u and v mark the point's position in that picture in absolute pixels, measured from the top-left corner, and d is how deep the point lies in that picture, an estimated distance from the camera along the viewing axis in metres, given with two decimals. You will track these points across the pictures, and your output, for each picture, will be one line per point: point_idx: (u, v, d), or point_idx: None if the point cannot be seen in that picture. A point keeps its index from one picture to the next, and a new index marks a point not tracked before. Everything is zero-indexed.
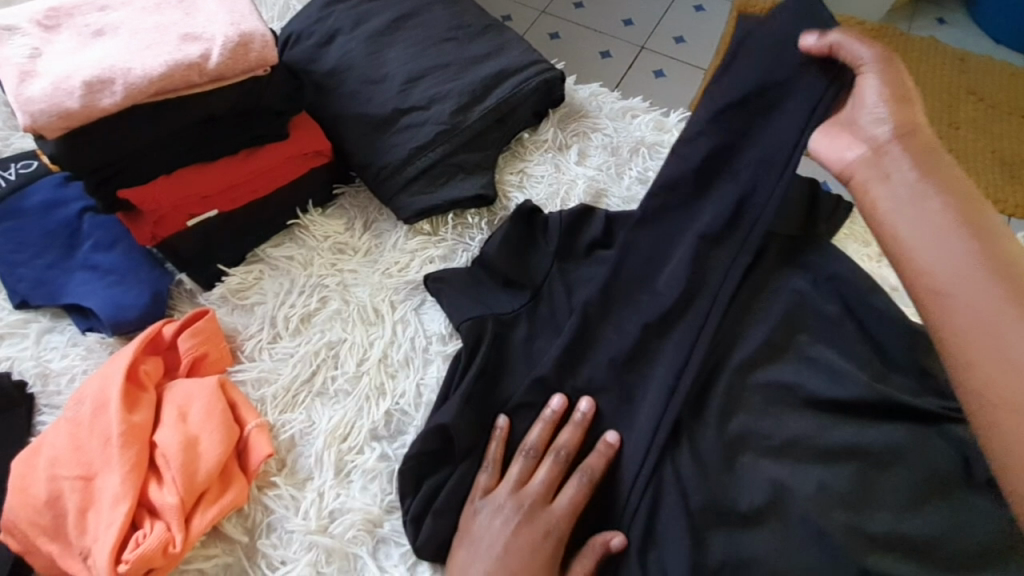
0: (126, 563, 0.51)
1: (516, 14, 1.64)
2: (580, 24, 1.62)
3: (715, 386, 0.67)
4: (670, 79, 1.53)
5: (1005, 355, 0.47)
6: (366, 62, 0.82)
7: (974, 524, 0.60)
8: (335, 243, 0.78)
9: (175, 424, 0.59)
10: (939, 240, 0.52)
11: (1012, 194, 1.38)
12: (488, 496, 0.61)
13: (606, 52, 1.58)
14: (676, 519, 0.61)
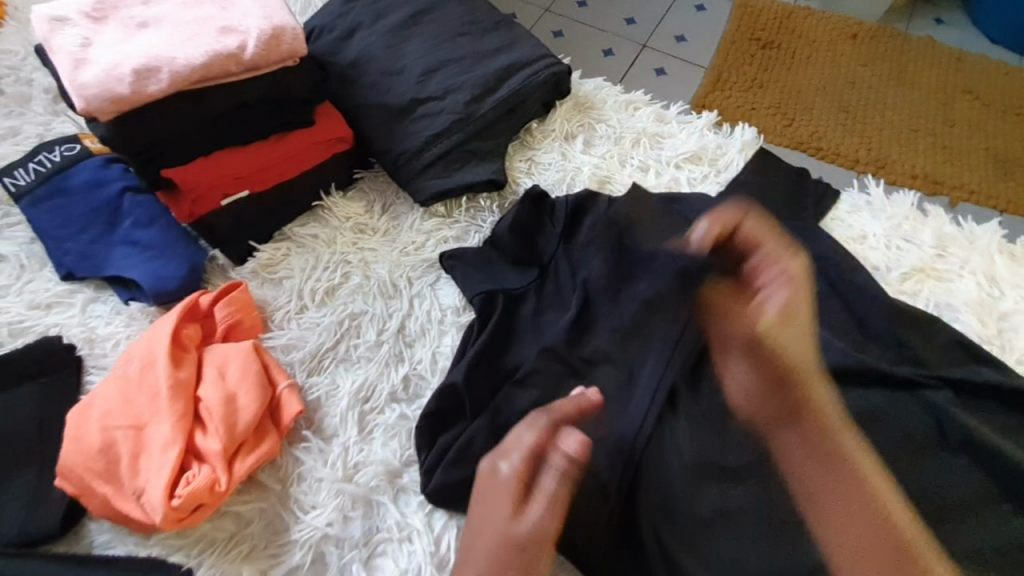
0: (178, 498, 0.58)
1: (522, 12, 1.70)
2: (584, 22, 1.68)
3: (709, 356, 0.73)
4: (672, 76, 1.59)
5: (834, 516, 0.59)
6: (385, 55, 0.88)
7: (941, 480, 0.66)
8: (356, 223, 0.83)
9: (214, 383, 0.65)
10: (828, 470, 0.60)
11: (1003, 190, 1.43)
12: (487, 479, 0.59)
13: (610, 49, 1.63)
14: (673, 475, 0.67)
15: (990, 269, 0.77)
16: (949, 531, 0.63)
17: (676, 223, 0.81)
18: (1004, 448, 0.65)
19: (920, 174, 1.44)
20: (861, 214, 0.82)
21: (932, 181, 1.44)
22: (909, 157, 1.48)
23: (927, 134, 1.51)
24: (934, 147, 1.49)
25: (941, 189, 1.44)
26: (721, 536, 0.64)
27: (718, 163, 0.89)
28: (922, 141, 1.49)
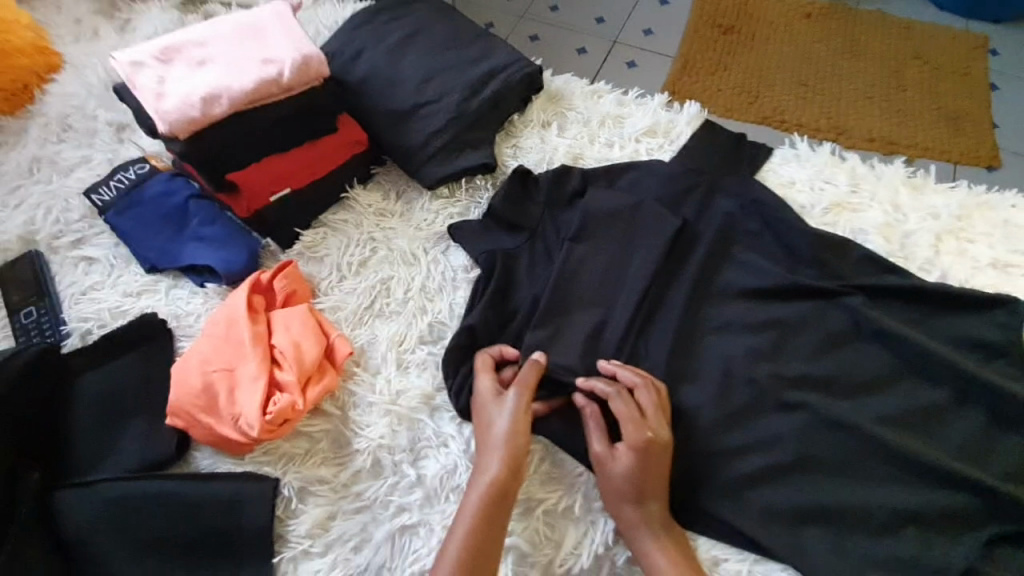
0: (269, 414, 0.76)
1: (499, 21, 1.89)
2: (556, 26, 1.87)
3: (673, 287, 0.90)
4: (639, 67, 1.78)
5: (659, 544, 0.73)
6: (388, 70, 1.06)
7: (859, 363, 0.84)
8: (378, 208, 1.02)
9: (283, 334, 0.83)
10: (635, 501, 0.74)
11: (954, 144, 1.59)
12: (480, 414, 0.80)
13: (583, 49, 1.82)
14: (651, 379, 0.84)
15: (895, 199, 0.95)
16: (865, 401, 0.82)
17: (637, 184, 0.99)
18: (906, 333, 0.83)
19: (877, 137, 1.61)
20: (790, 164, 1.00)
21: (890, 141, 1.60)
22: (868, 121, 1.63)
23: (881, 100, 1.67)
24: (890, 111, 1.65)
25: (898, 147, 1.60)
26: (690, 421, 0.81)
27: (671, 134, 1.07)
28: (877, 107, 1.66)
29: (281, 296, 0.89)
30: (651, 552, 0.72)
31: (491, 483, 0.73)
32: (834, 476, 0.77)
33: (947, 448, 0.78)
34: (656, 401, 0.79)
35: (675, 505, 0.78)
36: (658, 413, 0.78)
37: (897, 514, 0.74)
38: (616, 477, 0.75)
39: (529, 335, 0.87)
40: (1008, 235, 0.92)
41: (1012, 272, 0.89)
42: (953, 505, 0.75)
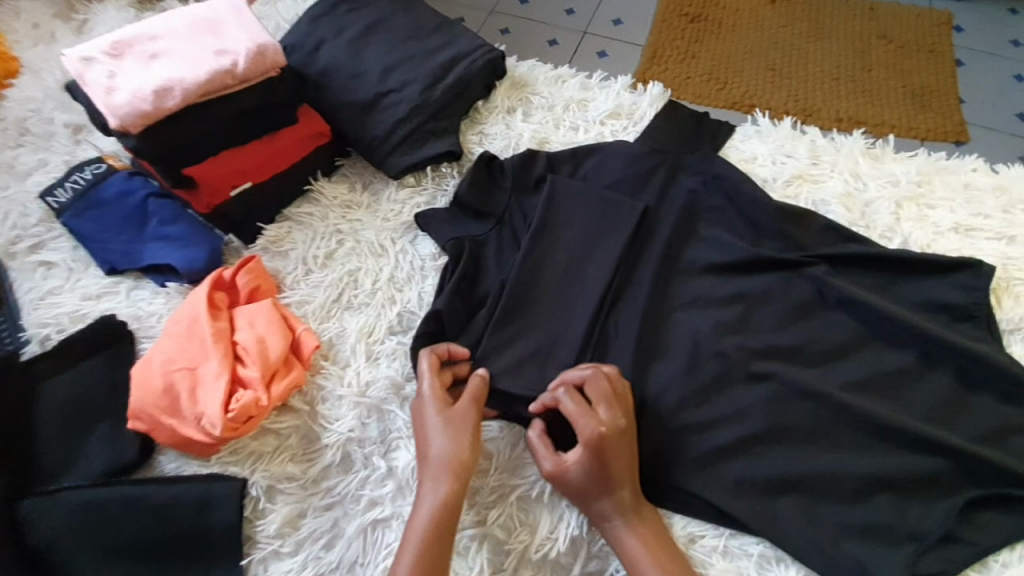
0: (232, 411, 0.74)
1: (468, 15, 1.89)
2: (525, 18, 1.87)
3: (642, 267, 0.90)
4: (609, 56, 1.78)
5: (637, 540, 0.70)
6: (349, 61, 1.05)
7: (827, 333, 0.84)
8: (344, 200, 1.00)
9: (246, 330, 0.82)
10: (602, 498, 0.72)
11: (918, 120, 1.61)
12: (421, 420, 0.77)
13: (552, 40, 1.82)
14: (623, 359, 0.84)
15: (855, 168, 0.96)
16: (833, 369, 0.82)
17: (603, 165, 0.99)
18: (871, 300, 0.83)
19: (844, 116, 1.63)
20: (752, 140, 1.01)
21: (857, 120, 1.62)
22: (834, 102, 1.66)
23: (846, 80, 1.69)
24: (855, 91, 1.67)
25: (865, 126, 1.61)
26: (662, 398, 0.81)
27: (634, 117, 1.07)
28: (843, 87, 1.68)
29: (244, 292, 0.87)
30: (631, 549, 0.70)
31: (439, 493, 0.70)
32: (806, 445, 0.78)
33: (915, 412, 0.79)
34: (607, 391, 0.75)
35: (650, 483, 0.77)
36: (609, 404, 0.74)
37: (869, 481, 0.75)
38: (576, 479, 0.72)
39: (497, 319, 0.86)
40: (967, 200, 0.93)
41: (973, 236, 0.90)
42: (924, 467, 0.75)
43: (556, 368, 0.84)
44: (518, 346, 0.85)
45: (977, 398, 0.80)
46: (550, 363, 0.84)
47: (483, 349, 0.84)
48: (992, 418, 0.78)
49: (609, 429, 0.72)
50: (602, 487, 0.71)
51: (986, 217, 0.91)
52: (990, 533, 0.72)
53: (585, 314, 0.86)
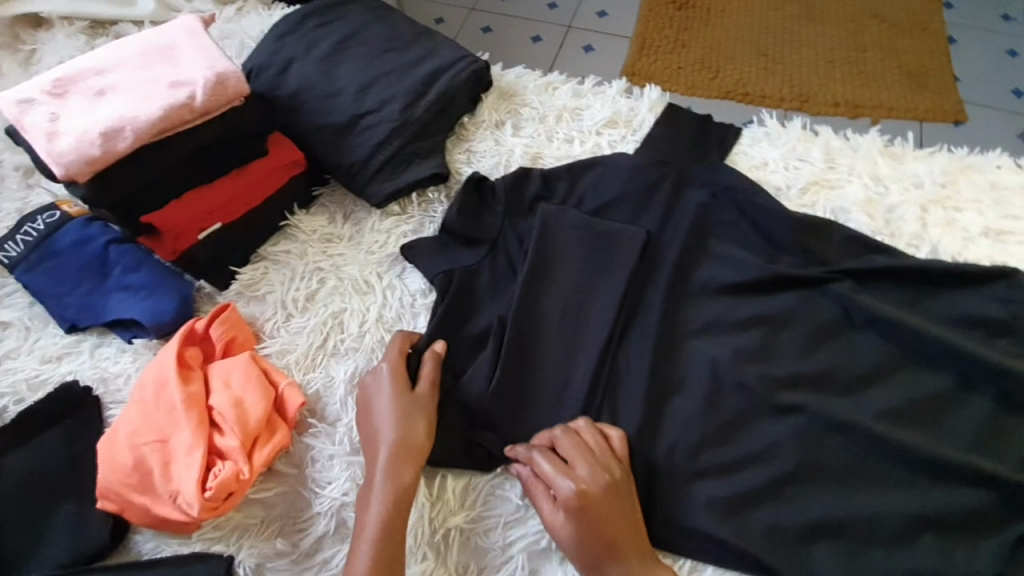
0: (209, 489, 0.67)
1: (448, 16, 1.81)
2: (508, 15, 1.78)
3: (652, 293, 0.83)
4: (598, 52, 1.70)
5: None
6: (321, 80, 0.96)
7: (856, 356, 0.77)
8: (323, 234, 0.93)
9: (222, 391, 0.74)
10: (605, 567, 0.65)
11: (919, 102, 1.54)
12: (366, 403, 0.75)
13: (538, 37, 1.74)
14: (637, 398, 0.77)
15: (874, 171, 0.89)
16: (864, 397, 0.75)
17: (602, 181, 0.91)
18: (902, 318, 0.77)
19: (841, 100, 1.55)
20: (760, 144, 0.94)
21: (855, 105, 1.55)
22: (831, 86, 1.58)
23: (842, 63, 1.62)
24: (851, 74, 1.60)
25: (864, 111, 1.54)
26: (683, 438, 0.74)
27: (633, 124, 0.99)
28: (839, 70, 1.61)
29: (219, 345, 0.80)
30: None
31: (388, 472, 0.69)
32: (840, 484, 0.71)
33: (955, 441, 0.72)
34: (584, 446, 0.71)
35: (676, 534, 0.70)
36: (585, 459, 0.69)
37: (912, 523, 0.68)
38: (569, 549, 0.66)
39: (498, 361, 0.79)
40: (995, 201, 0.85)
41: (1003, 240, 0.82)
42: (970, 504, 0.69)
43: (567, 412, 0.77)
44: (528, 392, 0.78)
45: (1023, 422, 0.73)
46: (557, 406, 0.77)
47: (489, 398, 0.77)
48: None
49: (586, 486, 0.67)
50: (599, 556, 0.65)
51: (1018, 218, 0.83)
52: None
53: (595, 351, 0.79)
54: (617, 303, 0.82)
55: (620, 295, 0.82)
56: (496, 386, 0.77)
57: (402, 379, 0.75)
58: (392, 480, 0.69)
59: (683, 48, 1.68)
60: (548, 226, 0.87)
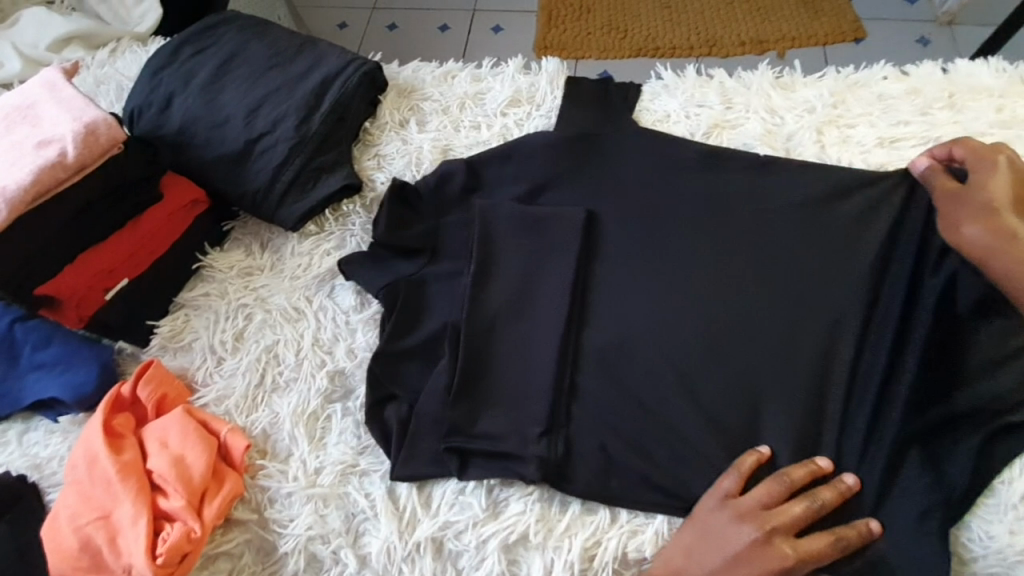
0: (160, 557, 0.66)
1: (351, 20, 1.77)
2: (411, 9, 1.75)
3: (584, 265, 0.84)
4: (506, 31, 1.68)
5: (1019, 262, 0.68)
6: (207, 110, 0.92)
7: (789, 284, 0.78)
8: (242, 268, 0.89)
9: (722, 564, 0.63)
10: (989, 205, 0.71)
11: (819, 27, 1.57)
12: (728, 505, 0.66)
13: (443, 25, 1.71)
14: (593, 373, 0.78)
15: (770, 104, 0.89)
16: (803, 325, 0.75)
17: (517, 165, 0.91)
18: (822, 240, 0.78)
19: (746, 39, 1.58)
20: (660, 97, 0.94)
21: (760, 41, 1.57)
22: (734, 26, 1.60)
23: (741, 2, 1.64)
24: (752, 11, 1.62)
25: (770, 45, 1.57)
26: (648, 399, 0.75)
27: (536, 100, 0.99)
28: (739, 10, 1.63)
29: (742, 481, 0.67)
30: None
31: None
32: (795, 415, 0.72)
33: (902, 350, 0.72)
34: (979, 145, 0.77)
35: (665, 493, 0.72)
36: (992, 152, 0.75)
37: (866, 437, 0.70)
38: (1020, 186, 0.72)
39: (461, 364, 0.79)
40: (885, 111, 0.86)
41: (898, 147, 0.83)
42: (918, 409, 0.70)
43: (537, 398, 0.77)
44: (487, 387, 0.79)
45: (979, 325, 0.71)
46: (527, 395, 0.77)
47: (452, 405, 0.77)
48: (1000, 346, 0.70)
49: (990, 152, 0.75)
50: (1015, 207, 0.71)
51: (907, 124, 0.84)
52: (1008, 461, 0.66)
53: (556, 333, 0.79)
54: (569, 280, 0.82)
55: (568, 273, 0.83)
56: (458, 393, 0.78)
57: (771, 523, 0.63)
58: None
59: (587, 13, 1.67)
60: (489, 220, 0.87)
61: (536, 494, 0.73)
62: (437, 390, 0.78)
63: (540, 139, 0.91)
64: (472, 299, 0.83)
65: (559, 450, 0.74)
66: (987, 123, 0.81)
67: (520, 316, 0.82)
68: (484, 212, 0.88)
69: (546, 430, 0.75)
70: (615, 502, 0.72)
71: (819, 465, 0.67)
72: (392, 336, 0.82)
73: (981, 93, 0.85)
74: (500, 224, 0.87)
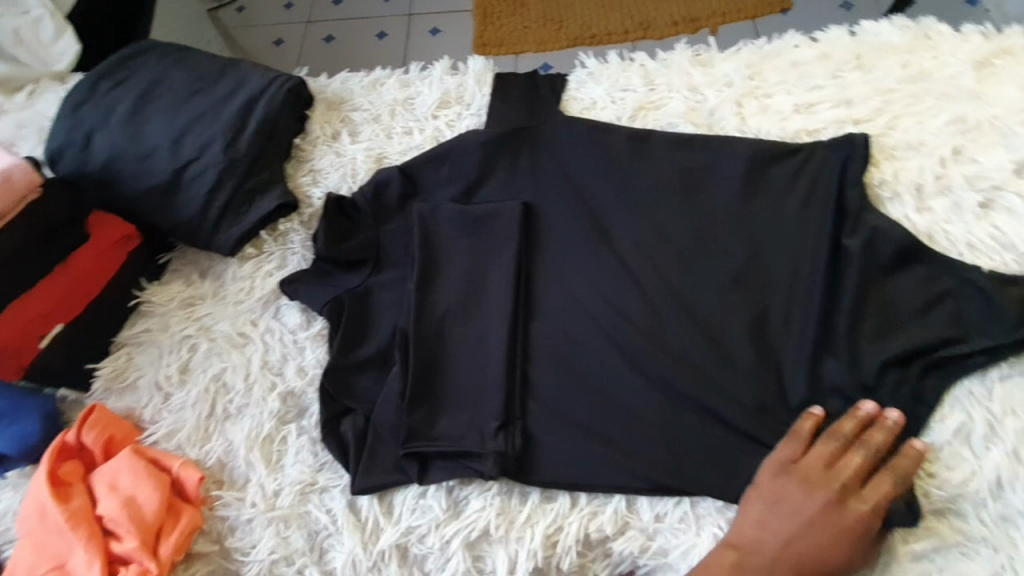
0: None
1: (287, 35, 1.74)
2: (347, 19, 1.74)
3: (526, 258, 0.85)
4: (446, 33, 1.67)
5: None
6: (129, 142, 0.89)
7: (723, 254, 0.80)
8: (184, 299, 0.88)
9: (798, 529, 0.64)
10: None
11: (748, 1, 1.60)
12: (791, 469, 0.67)
13: (382, 32, 1.70)
14: (546, 364, 0.79)
15: (691, 81, 0.91)
16: (736, 296, 0.78)
17: (452, 166, 0.91)
18: (749, 209, 0.81)
19: (678, 19, 1.60)
20: (586, 85, 0.95)
21: (691, 20, 1.59)
22: (667, 7, 1.62)
23: None
24: None
25: (701, 23, 1.59)
26: (598, 381, 0.77)
27: (465, 99, 0.98)
28: None
29: (803, 446, 0.69)
30: None
31: (808, 540, 0.64)
32: (737, 381, 0.74)
33: (834, 308, 0.75)
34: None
35: (627, 473, 0.72)
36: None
37: (807, 394, 0.72)
38: None
39: (411, 370, 0.79)
40: (799, 78, 0.88)
41: (815, 111, 0.85)
42: (857, 362, 0.72)
43: (489, 395, 0.77)
44: (442, 389, 0.79)
45: (897, 276, 0.75)
46: (478, 393, 0.78)
47: (407, 412, 0.77)
48: (920, 293, 0.73)
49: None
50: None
51: (821, 89, 0.86)
52: (937, 401, 0.69)
53: (502, 325, 0.80)
54: (512, 273, 0.83)
55: (507, 267, 0.84)
56: (413, 399, 0.78)
57: (838, 478, 0.66)
58: (814, 539, 0.63)
59: (524, 7, 1.67)
60: (427, 225, 0.88)
61: (495, 487, 0.73)
62: (389, 398, 0.78)
63: (472, 136, 0.90)
64: (416, 304, 0.83)
65: (516, 445, 0.74)
66: (895, 80, 0.84)
67: (463, 315, 0.83)
68: (423, 215, 0.88)
69: (503, 424, 0.75)
70: (579, 488, 0.73)
71: (866, 413, 0.69)
72: (340, 351, 0.81)
73: (888, 51, 0.87)
74: (438, 226, 0.88)
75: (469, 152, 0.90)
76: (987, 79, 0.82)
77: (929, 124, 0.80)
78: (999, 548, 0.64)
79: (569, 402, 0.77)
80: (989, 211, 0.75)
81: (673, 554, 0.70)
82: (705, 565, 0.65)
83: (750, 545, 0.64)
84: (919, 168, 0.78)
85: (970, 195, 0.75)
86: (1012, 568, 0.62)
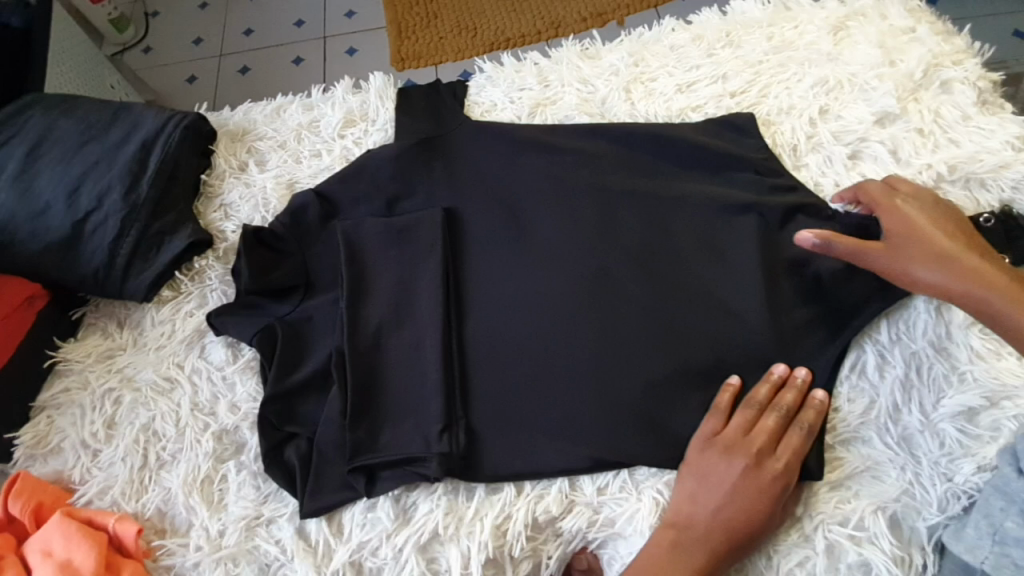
0: None
1: (199, 71, 1.69)
2: (260, 48, 1.70)
3: (450, 259, 0.86)
4: (362, 52, 1.65)
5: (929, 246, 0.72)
6: (21, 201, 0.86)
7: (634, 231, 0.84)
8: (102, 352, 0.86)
9: (725, 497, 0.69)
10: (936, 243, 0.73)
11: None
12: (713, 442, 0.73)
13: (298, 58, 1.67)
14: (482, 359, 0.81)
15: (580, 75, 0.95)
16: (651, 268, 0.82)
17: (365, 182, 0.91)
18: (650, 188, 0.85)
19: (587, 14, 1.60)
20: (486, 88, 0.97)
21: (600, 14, 1.60)
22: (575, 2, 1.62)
23: None
24: None
25: (610, 16, 1.59)
26: (533, 367, 0.79)
27: (369, 116, 0.99)
28: None
29: (723, 419, 0.74)
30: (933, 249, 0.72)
31: (734, 504, 0.69)
32: (660, 350, 0.78)
33: (738, 267, 0.80)
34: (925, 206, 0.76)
35: (569, 453, 0.75)
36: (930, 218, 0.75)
37: (719, 354, 0.77)
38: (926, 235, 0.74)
39: (347, 388, 0.79)
40: (678, 59, 0.94)
41: (695, 89, 0.91)
42: (763, 313, 0.77)
43: (429, 400, 0.78)
44: (381, 401, 0.80)
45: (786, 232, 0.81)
46: (416, 399, 0.79)
47: (349, 430, 0.77)
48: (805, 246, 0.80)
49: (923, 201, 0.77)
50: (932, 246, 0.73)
51: (698, 68, 0.92)
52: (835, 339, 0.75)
53: (434, 329, 0.81)
54: (439, 276, 0.84)
55: (431, 271, 0.85)
56: (355, 416, 0.78)
57: (756, 443, 0.71)
58: (739, 503, 0.69)
59: (438, 15, 1.65)
60: (347, 242, 0.88)
61: (442, 489, 0.75)
62: (329, 419, 0.78)
63: (381, 150, 0.91)
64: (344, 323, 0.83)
65: (460, 444, 0.76)
66: (761, 52, 0.91)
67: (393, 326, 0.84)
68: (342, 233, 0.88)
69: (446, 426, 0.76)
70: (524, 476, 0.75)
71: (776, 376, 0.75)
72: (275, 380, 0.80)
73: (753, 26, 0.94)
74: (358, 242, 0.88)
75: (379, 166, 0.91)
76: (843, 41, 0.90)
77: (796, 89, 0.88)
78: (905, 466, 0.70)
79: (510, 394, 0.79)
80: (857, 160, 0.84)
81: (619, 522, 0.73)
82: (649, 545, 0.69)
83: (685, 520, 0.69)
84: (791, 130, 0.86)
85: (837, 149, 0.84)
86: (919, 482, 0.69)
